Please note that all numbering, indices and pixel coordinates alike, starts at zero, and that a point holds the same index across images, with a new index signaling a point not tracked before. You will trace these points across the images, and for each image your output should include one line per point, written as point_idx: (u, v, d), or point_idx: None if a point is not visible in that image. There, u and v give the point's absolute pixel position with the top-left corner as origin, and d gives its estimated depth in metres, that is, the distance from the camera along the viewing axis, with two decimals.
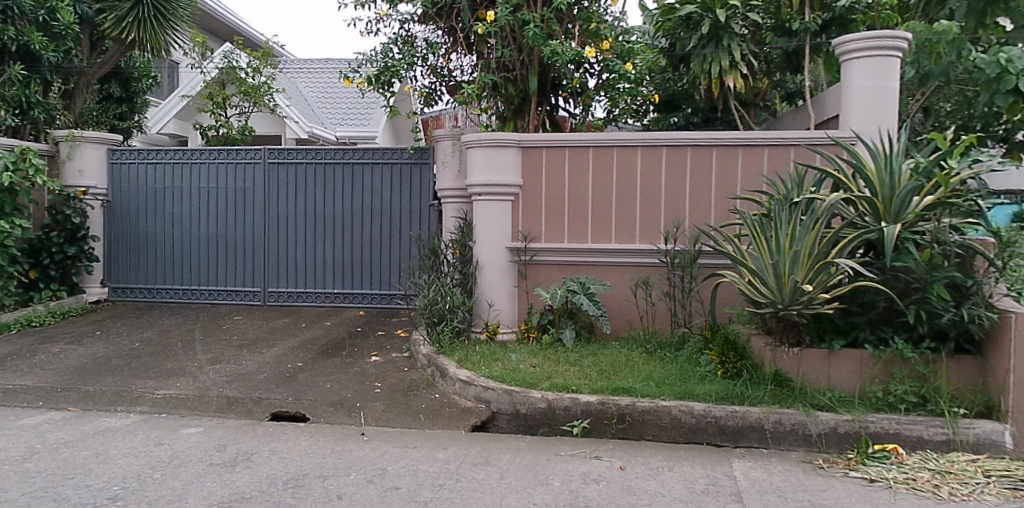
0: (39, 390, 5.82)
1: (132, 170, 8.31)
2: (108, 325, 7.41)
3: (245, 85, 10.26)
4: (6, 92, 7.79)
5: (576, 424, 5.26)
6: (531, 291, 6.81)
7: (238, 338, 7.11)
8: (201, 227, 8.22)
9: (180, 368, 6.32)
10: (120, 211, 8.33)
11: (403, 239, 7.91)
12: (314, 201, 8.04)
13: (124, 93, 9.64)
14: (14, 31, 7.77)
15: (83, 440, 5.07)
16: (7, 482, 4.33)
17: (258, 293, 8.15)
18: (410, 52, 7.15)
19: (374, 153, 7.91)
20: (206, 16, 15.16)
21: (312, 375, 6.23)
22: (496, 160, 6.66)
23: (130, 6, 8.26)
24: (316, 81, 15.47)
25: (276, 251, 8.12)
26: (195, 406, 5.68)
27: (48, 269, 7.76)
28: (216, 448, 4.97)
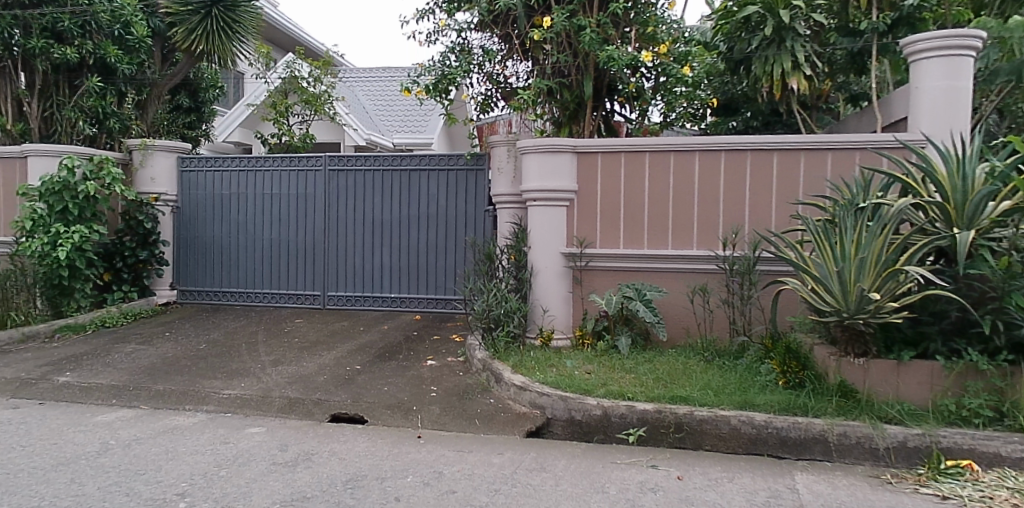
0: (113, 388, 6.08)
1: (199, 177, 8.62)
2: (177, 327, 7.70)
3: (306, 94, 10.52)
4: (85, 103, 8.28)
5: (632, 433, 5.20)
6: (586, 297, 6.77)
7: (299, 341, 7.28)
8: (264, 232, 8.46)
9: (244, 369, 6.52)
10: (189, 217, 8.65)
11: (459, 245, 7.98)
12: (372, 207, 8.18)
13: (193, 103, 10.01)
14: (91, 46, 8.18)
15: (153, 437, 5.27)
16: (84, 476, 4.54)
17: (318, 297, 8.34)
18: (466, 60, 7.23)
19: (430, 159, 8.02)
20: (270, 28, 15.64)
21: (370, 377, 6.33)
22: (552, 165, 6.66)
23: (198, 18, 8.60)
24: (373, 89, 15.79)
25: (336, 256, 8.30)
26: (258, 406, 5.85)
27: (121, 273, 8.12)
28: (279, 448, 5.10)
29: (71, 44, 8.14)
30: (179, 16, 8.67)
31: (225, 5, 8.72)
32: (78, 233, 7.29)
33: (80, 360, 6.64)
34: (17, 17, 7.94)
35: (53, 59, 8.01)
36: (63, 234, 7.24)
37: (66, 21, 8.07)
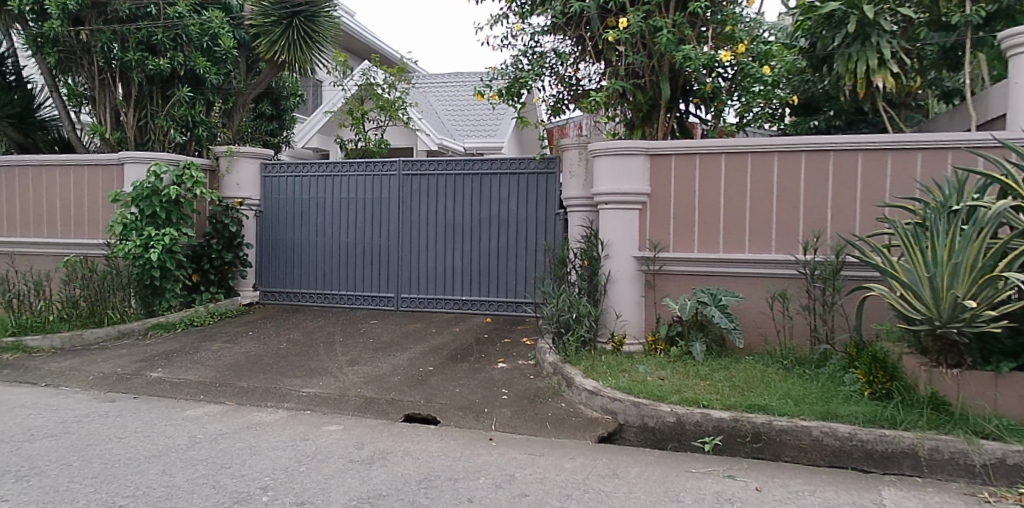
0: (201, 384, 6.37)
1: (279, 182, 8.96)
2: (259, 326, 8.01)
3: (381, 100, 10.78)
4: (176, 113, 8.73)
5: (708, 441, 5.08)
6: (659, 301, 6.67)
7: (374, 341, 7.44)
8: (341, 236, 8.70)
9: (322, 368, 6.72)
10: (270, 221, 8.99)
11: (529, 248, 8.00)
12: (444, 210, 8.30)
13: (275, 111, 10.41)
14: (182, 58, 8.62)
15: (238, 432, 5.49)
16: (175, 468, 4.77)
17: (391, 299, 8.52)
18: (539, 63, 7.24)
19: (502, 163, 8.07)
20: (347, 37, 16.09)
21: (443, 378, 6.42)
22: (624, 168, 6.59)
23: (280, 29, 8.91)
24: (446, 94, 16.05)
25: (409, 259, 8.46)
26: (335, 405, 6.01)
27: (208, 274, 8.47)
28: (355, 446, 5.23)
29: (164, 56, 8.60)
30: (262, 28, 8.99)
31: (305, 15, 9.04)
32: (168, 236, 7.65)
33: (170, 356, 6.99)
34: (116, 32, 8.45)
35: (148, 70, 8.49)
36: (154, 237, 7.61)
37: (159, 34, 8.53)
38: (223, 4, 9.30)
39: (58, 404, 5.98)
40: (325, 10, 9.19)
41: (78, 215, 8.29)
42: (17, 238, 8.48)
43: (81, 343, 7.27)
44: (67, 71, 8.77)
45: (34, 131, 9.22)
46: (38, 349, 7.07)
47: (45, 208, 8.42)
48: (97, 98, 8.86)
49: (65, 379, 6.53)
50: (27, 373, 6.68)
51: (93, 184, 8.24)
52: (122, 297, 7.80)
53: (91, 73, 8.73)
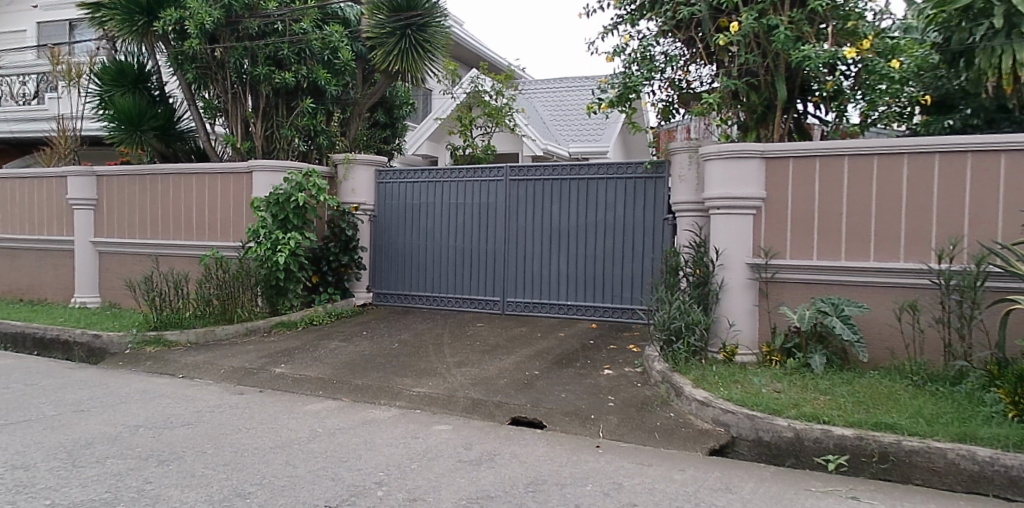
0: (319, 381, 6.70)
1: (392, 188, 9.28)
2: (372, 326, 8.33)
3: (488, 107, 10.96)
4: (300, 123, 9.31)
5: (829, 459, 4.81)
6: (774, 310, 6.42)
7: (480, 344, 7.56)
8: (449, 240, 8.92)
9: (431, 369, 6.90)
10: (383, 225, 9.34)
11: (636, 254, 7.90)
12: (550, 215, 8.34)
13: (389, 119, 10.77)
14: (306, 71, 9.18)
15: (353, 428, 5.72)
16: (297, 459, 5.02)
17: (498, 302, 8.64)
18: (648, 67, 7.12)
19: (609, 168, 8.02)
20: (455, 46, 16.51)
21: (549, 383, 6.43)
22: (738, 172, 6.39)
23: (395, 40, 9.29)
24: (552, 100, 16.17)
25: (514, 263, 8.55)
26: (444, 405, 6.16)
27: (326, 276, 8.89)
28: (464, 446, 5.32)
29: (289, 70, 9.17)
30: (378, 40, 9.40)
31: (417, 26, 9.34)
32: (293, 239, 8.14)
33: (292, 353, 7.38)
34: (247, 48, 9.07)
35: (275, 83, 9.06)
36: (280, 240, 8.12)
37: (285, 49, 9.10)
38: (342, 19, 9.80)
39: (194, 395, 6.46)
40: (437, 20, 9.43)
41: (211, 220, 8.94)
42: (159, 240, 9.22)
43: (213, 338, 7.82)
44: (203, 86, 9.46)
45: (174, 142, 10.01)
46: (176, 342, 7.68)
47: (183, 213, 9.11)
48: (229, 110, 9.51)
49: (200, 371, 7.05)
50: (167, 365, 7.25)
51: (225, 190, 8.86)
52: (250, 295, 8.33)
53: (224, 88, 9.38)
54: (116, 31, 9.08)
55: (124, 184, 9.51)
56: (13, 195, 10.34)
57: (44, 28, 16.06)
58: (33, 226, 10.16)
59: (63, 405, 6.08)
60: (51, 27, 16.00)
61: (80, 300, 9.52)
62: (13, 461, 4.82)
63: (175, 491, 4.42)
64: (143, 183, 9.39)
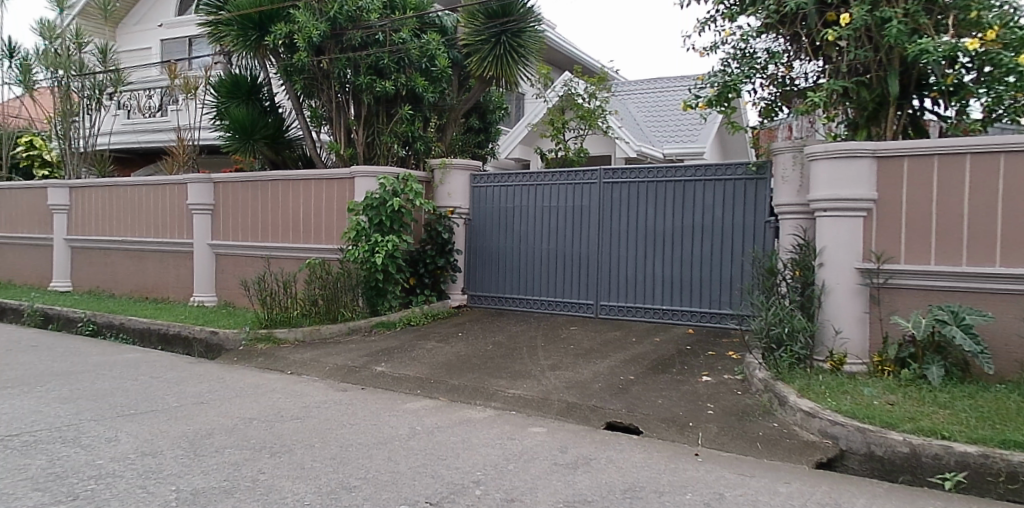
0: (418, 380, 6.88)
1: (486, 192, 9.44)
2: (467, 328, 8.48)
3: (581, 110, 10.99)
4: (398, 129, 9.57)
5: (948, 478, 4.51)
6: (886, 318, 6.08)
7: (574, 348, 7.55)
8: (543, 243, 8.97)
9: (526, 371, 6.94)
10: (477, 228, 9.51)
11: (735, 258, 7.70)
12: (645, 218, 8.26)
13: (482, 124, 10.92)
14: (404, 79, 9.45)
15: (451, 427, 5.83)
16: (398, 456, 5.17)
17: (591, 306, 8.60)
18: (749, 65, 6.94)
19: (706, 169, 7.87)
20: (548, 50, 16.60)
21: (645, 388, 6.34)
22: (846, 172, 6.09)
23: (490, 46, 9.47)
24: (645, 101, 15.97)
25: (608, 267, 8.50)
26: (539, 408, 6.19)
27: (423, 278, 9.11)
28: (560, 449, 5.33)
29: (389, 78, 9.46)
30: (474, 46, 9.60)
31: (512, 31, 9.50)
32: (391, 242, 8.39)
33: (392, 352, 7.62)
34: (350, 59, 9.43)
35: (376, 92, 9.37)
36: (379, 243, 8.38)
37: (386, 59, 9.40)
38: (439, 27, 10.08)
39: (302, 390, 6.78)
40: (531, 25, 9.55)
41: (317, 224, 9.35)
42: (269, 243, 9.73)
43: (319, 336, 8.17)
44: (310, 96, 9.93)
45: (283, 150, 10.54)
46: (285, 340, 8.08)
47: (290, 217, 9.58)
48: (334, 119, 9.93)
49: (307, 368, 7.39)
50: (277, 361, 7.64)
51: (329, 195, 9.26)
52: (351, 295, 8.66)
53: (329, 97, 9.80)
54: (232, 46, 9.66)
55: (237, 190, 10.10)
56: (139, 201, 11.19)
57: (168, 45, 17.29)
58: (157, 230, 10.95)
59: (185, 397, 6.52)
60: (173, 43, 17.21)
61: (198, 299, 10.19)
62: (143, 448, 5.20)
63: (287, 482, 4.63)
64: (254, 189, 9.93)
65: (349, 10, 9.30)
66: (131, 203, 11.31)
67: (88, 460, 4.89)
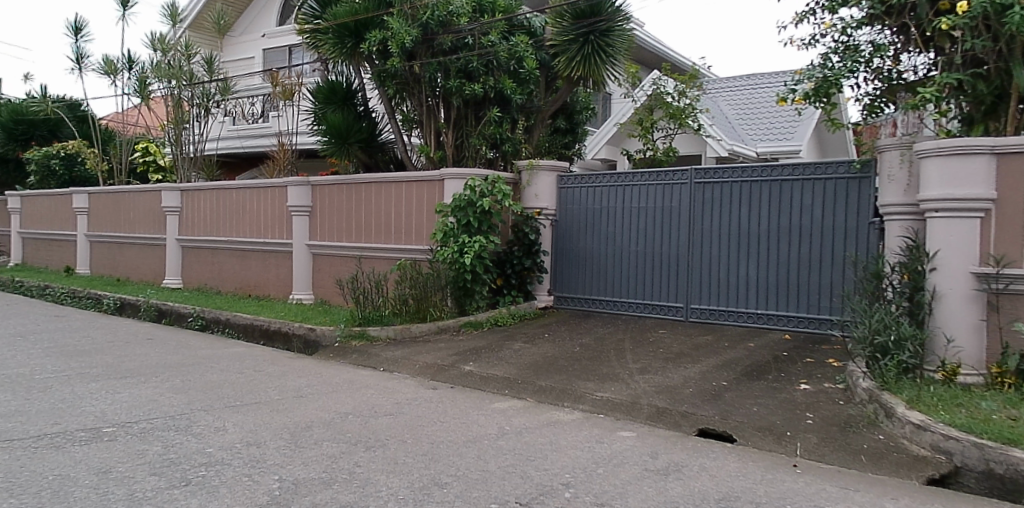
0: (506, 380, 6.93)
1: (574, 193, 9.43)
2: (553, 329, 8.47)
3: (670, 108, 10.77)
4: (487, 131, 9.70)
5: None
6: (1006, 327, 5.65)
7: (664, 351, 7.41)
8: (631, 244, 8.88)
9: (615, 374, 6.87)
10: (564, 230, 9.51)
11: (836, 260, 7.44)
12: (738, 219, 8.07)
13: (569, 125, 10.94)
14: (493, 81, 9.55)
15: (539, 428, 5.84)
16: (487, 454, 5.21)
17: (681, 309, 8.42)
18: (852, 58, 6.62)
19: (805, 168, 7.64)
20: (636, 49, 16.40)
21: (739, 395, 6.15)
22: (961, 170, 5.70)
23: (578, 46, 9.45)
24: (737, 99, 15.52)
25: (699, 269, 8.32)
26: (629, 411, 6.11)
27: (509, 279, 9.16)
28: (650, 455, 5.23)
29: (478, 81, 9.59)
30: (561, 47, 9.60)
31: (601, 31, 9.46)
32: (478, 243, 8.53)
33: (480, 352, 7.71)
34: (441, 63, 9.61)
35: (465, 95, 9.52)
36: (467, 243, 8.53)
37: (474, 62, 9.52)
38: (528, 28, 10.16)
39: (394, 387, 6.96)
40: (619, 24, 9.49)
41: (407, 225, 9.59)
42: (362, 243, 10.05)
43: (409, 334, 8.37)
44: (402, 100, 10.20)
45: (376, 153, 10.89)
46: (377, 337, 8.32)
47: (382, 218, 9.86)
48: (425, 122, 10.17)
49: (398, 366, 7.58)
50: (370, 358, 7.88)
51: (419, 196, 9.47)
52: (440, 295, 8.83)
53: (420, 100, 10.04)
54: (329, 53, 10.03)
55: (333, 192, 10.48)
56: (243, 203, 11.80)
57: (270, 54, 18.18)
58: (259, 231, 11.52)
59: (285, 391, 6.82)
60: (275, 52, 18.06)
61: (297, 297, 10.64)
62: (248, 438, 5.47)
63: (381, 476, 4.75)
64: (349, 191, 10.28)
65: (439, 15, 9.45)
66: (236, 205, 11.95)
67: (200, 448, 5.19)
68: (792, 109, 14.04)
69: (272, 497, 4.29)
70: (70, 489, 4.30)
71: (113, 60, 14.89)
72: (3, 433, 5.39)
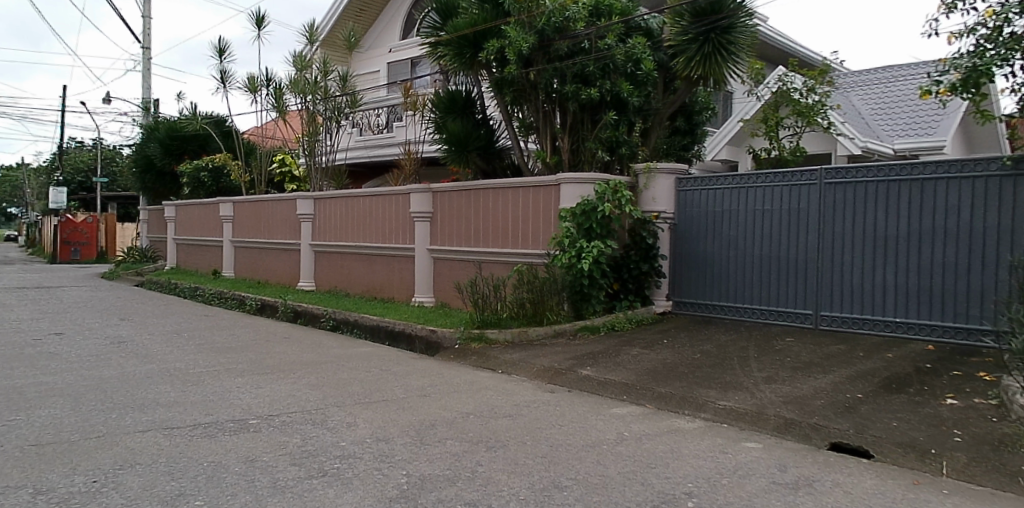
0: (623, 386, 6.88)
1: (693, 195, 9.21)
2: (672, 335, 8.31)
3: (799, 105, 10.29)
4: (603, 135, 9.67)
5: None
6: None
7: (792, 361, 7.08)
8: (755, 248, 8.57)
9: (738, 382, 6.65)
10: (683, 233, 9.30)
11: (986, 265, 6.84)
12: (874, 221, 7.60)
13: (688, 126, 10.79)
14: (609, 85, 9.54)
15: (659, 435, 5.74)
16: (607, 460, 5.18)
17: (810, 316, 8.02)
18: (1007, 44, 6.05)
19: (950, 166, 7.10)
20: (759, 45, 15.82)
21: (875, 409, 5.77)
22: None
23: (698, 45, 9.27)
24: (870, 93, 14.61)
25: (830, 274, 7.91)
26: (754, 422, 5.89)
27: (626, 283, 9.13)
28: (778, 468, 5.00)
29: (594, 85, 9.60)
30: (680, 47, 9.45)
31: (722, 29, 9.23)
32: (596, 248, 8.49)
33: (597, 357, 7.70)
34: (557, 69, 9.68)
35: (581, 99, 9.53)
36: (584, 249, 8.52)
37: (591, 66, 9.55)
38: (645, 30, 10.12)
39: (513, 389, 7.08)
40: (741, 20, 9.23)
41: (524, 230, 9.73)
42: (480, 248, 10.31)
43: (526, 338, 8.51)
44: (519, 106, 10.38)
45: (494, 159, 11.13)
46: (496, 340, 8.50)
47: (499, 223, 10.06)
48: (541, 128, 10.31)
49: (517, 369, 7.70)
50: (489, 360, 8.07)
51: (537, 201, 9.59)
52: (557, 299, 8.92)
53: (537, 107, 10.18)
54: (449, 64, 10.36)
55: (452, 198, 10.82)
56: (369, 209, 12.42)
57: (394, 67, 19.06)
58: (384, 236, 12.08)
59: (410, 390, 7.12)
60: (398, 65, 18.93)
61: (419, 300, 11.07)
62: (377, 433, 5.75)
63: (503, 476, 4.84)
64: (468, 197, 10.57)
65: (556, 21, 9.58)
66: (363, 211, 12.59)
67: (335, 441, 5.52)
68: (934, 102, 13.03)
69: (401, 491, 4.48)
70: (222, 475, 4.70)
71: (254, 79, 16.11)
72: (165, 421, 5.96)
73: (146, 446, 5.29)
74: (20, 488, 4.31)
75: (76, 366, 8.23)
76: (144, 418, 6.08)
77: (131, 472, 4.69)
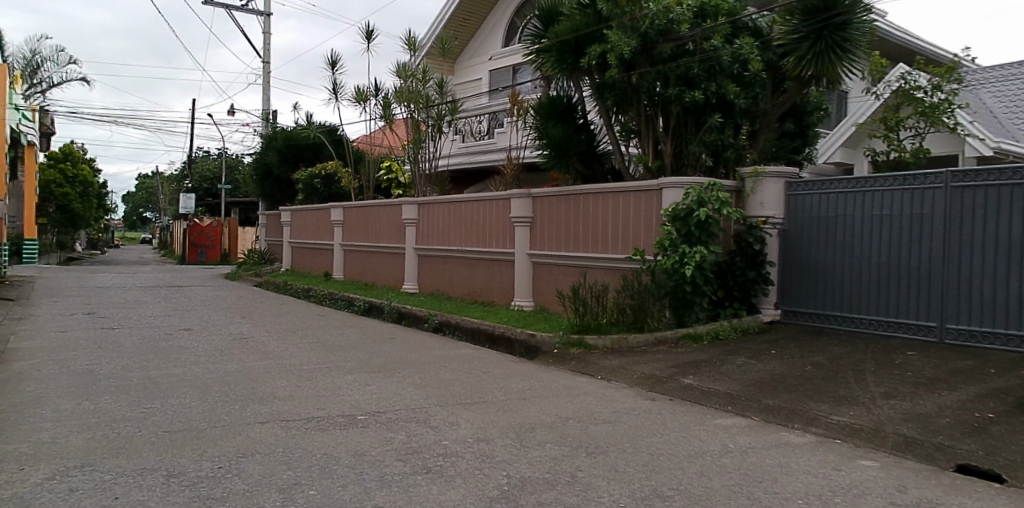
0: (728, 396, 6.68)
1: (805, 200, 8.83)
2: (781, 346, 7.97)
3: (922, 105, 9.67)
4: (708, 138, 9.43)
5: None
6: None
7: (913, 376, 6.63)
8: (873, 256, 8.11)
9: (853, 397, 6.30)
10: (794, 239, 8.93)
11: None
12: (1007, 226, 6.99)
13: (798, 128, 10.38)
14: (715, 86, 9.32)
15: (766, 448, 5.53)
16: (711, 471, 5.05)
17: (934, 329, 7.49)
18: None
19: None
20: (878, 41, 14.95)
21: (1010, 430, 5.30)
22: None
23: (810, 43, 8.89)
24: (1005, 90, 13.51)
25: (957, 283, 7.36)
26: (870, 439, 5.56)
27: (732, 291, 8.87)
28: (897, 488, 4.69)
29: (699, 87, 9.39)
30: (790, 46, 9.12)
31: (836, 26, 8.81)
32: (699, 253, 8.29)
33: (700, 365, 7.51)
34: (660, 72, 9.53)
35: (685, 102, 9.35)
36: (687, 254, 8.34)
37: (695, 68, 9.36)
38: (754, 29, 9.83)
39: (613, 396, 7.03)
40: (858, 16, 8.78)
41: (624, 234, 9.65)
42: (579, 253, 10.31)
43: (626, 344, 8.44)
44: (621, 110, 10.31)
45: (595, 164, 11.14)
46: (595, 346, 8.48)
47: (599, 228, 10.02)
48: (643, 132, 10.19)
49: (617, 375, 7.65)
50: (588, 366, 8.06)
51: (638, 206, 9.49)
52: (658, 306, 8.78)
53: (639, 110, 10.08)
54: (550, 70, 10.43)
55: (551, 204, 10.90)
56: (471, 214, 12.70)
57: (496, 74, 19.41)
58: (484, 240, 12.31)
59: (510, 392, 7.21)
60: (500, 73, 19.26)
61: (518, 304, 11.20)
62: (478, 433, 5.87)
63: (603, 482, 4.81)
64: (568, 202, 10.59)
65: (660, 23, 9.45)
66: (464, 217, 12.90)
67: (438, 440, 5.68)
68: None
69: (501, 491, 4.55)
70: (333, 467, 4.94)
71: (362, 90, 16.84)
72: (282, 414, 6.34)
73: (265, 436, 5.64)
74: (155, 471, 4.70)
75: (204, 359, 8.88)
76: (263, 410, 6.48)
77: (252, 460, 5.02)
